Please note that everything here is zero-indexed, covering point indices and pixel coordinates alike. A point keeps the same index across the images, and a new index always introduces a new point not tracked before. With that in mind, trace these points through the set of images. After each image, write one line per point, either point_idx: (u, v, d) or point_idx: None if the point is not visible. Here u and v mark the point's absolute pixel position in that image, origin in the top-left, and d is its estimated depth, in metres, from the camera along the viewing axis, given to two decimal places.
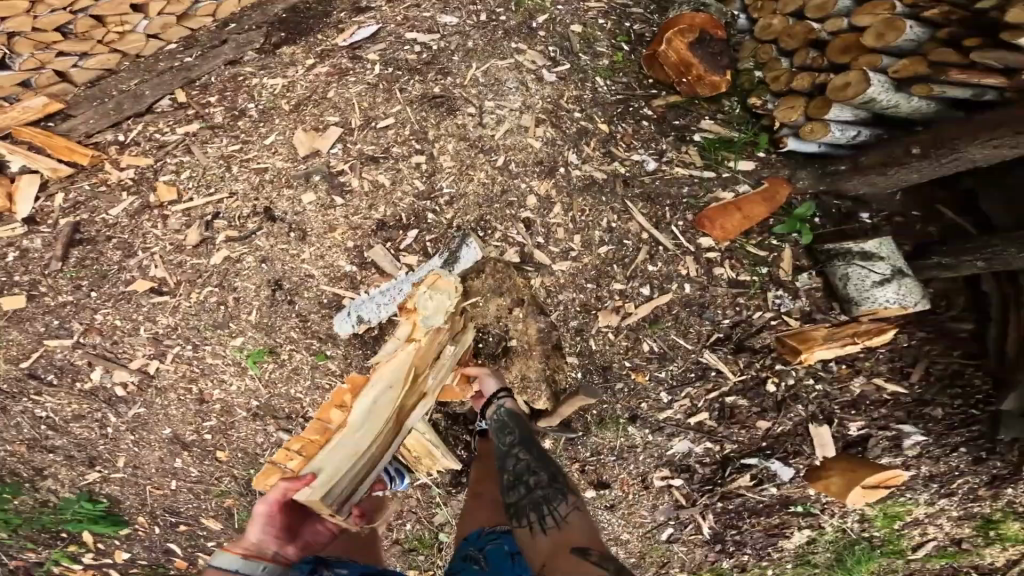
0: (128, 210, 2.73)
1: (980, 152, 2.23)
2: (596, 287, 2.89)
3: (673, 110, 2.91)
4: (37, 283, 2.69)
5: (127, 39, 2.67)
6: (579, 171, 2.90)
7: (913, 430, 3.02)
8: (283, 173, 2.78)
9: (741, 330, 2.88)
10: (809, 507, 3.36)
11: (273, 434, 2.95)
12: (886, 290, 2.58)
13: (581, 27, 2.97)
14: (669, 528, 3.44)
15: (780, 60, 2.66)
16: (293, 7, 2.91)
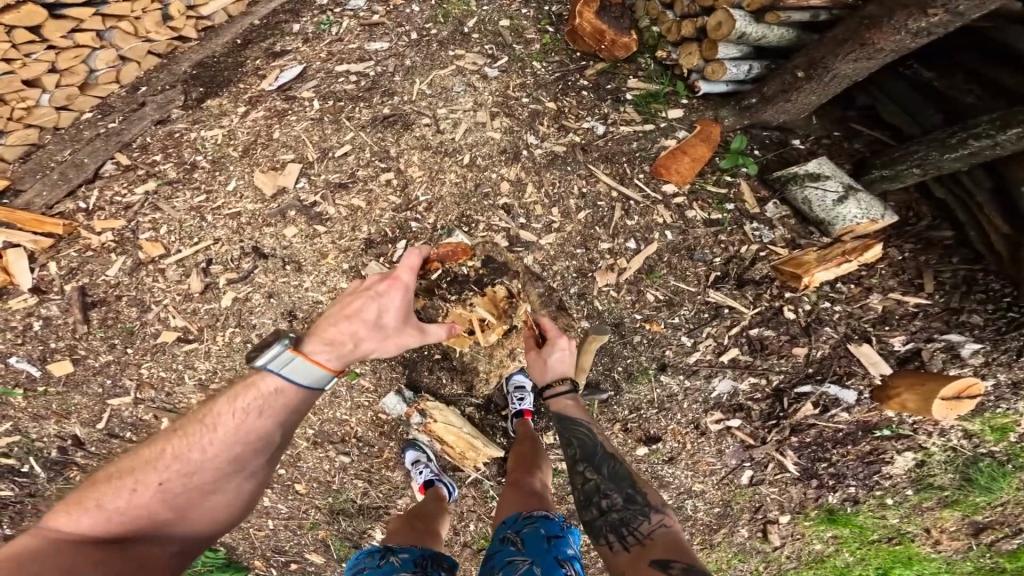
0: (125, 269, 3.08)
1: (846, 66, 2.36)
2: (586, 251, 2.90)
3: (603, 76, 3.04)
4: (76, 347, 3.08)
5: (36, 114, 3.10)
6: (540, 149, 2.99)
7: (959, 338, 2.65)
8: (257, 214, 3.07)
9: (735, 266, 2.77)
10: (898, 429, 2.93)
11: (334, 459, 3.14)
12: (847, 205, 2.54)
13: (508, 21, 3.17)
14: (748, 470, 3.04)
15: (667, 12, 2.81)
16: (201, 64, 3.34)
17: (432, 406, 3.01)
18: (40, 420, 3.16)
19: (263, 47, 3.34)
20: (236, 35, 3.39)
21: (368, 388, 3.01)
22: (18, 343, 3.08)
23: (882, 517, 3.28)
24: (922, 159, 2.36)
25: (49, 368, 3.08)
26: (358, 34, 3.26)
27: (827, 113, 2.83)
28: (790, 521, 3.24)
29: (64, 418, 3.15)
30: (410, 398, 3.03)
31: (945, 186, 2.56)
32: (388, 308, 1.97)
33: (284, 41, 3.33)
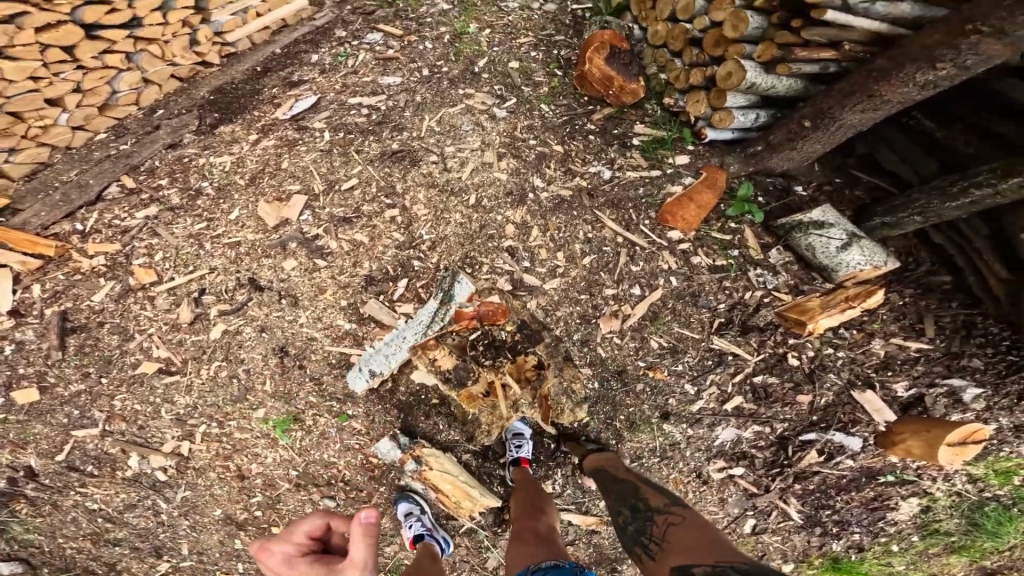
0: (111, 295, 2.97)
1: (853, 116, 2.40)
2: (590, 297, 2.84)
3: (610, 121, 3.11)
4: (46, 374, 2.91)
5: (53, 133, 3.04)
6: (546, 192, 2.99)
7: (961, 383, 2.58)
8: (257, 245, 3.00)
9: (739, 312, 2.72)
10: (901, 475, 2.87)
11: (320, 504, 3.01)
12: (852, 252, 2.54)
13: (518, 63, 3.28)
14: (751, 519, 2.99)
15: (674, 60, 2.91)
16: (218, 90, 3.37)
17: (429, 453, 2.85)
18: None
19: (280, 76, 3.38)
20: (256, 63, 3.45)
21: (359, 431, 2.88)
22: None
23: (887, 563, 3.26)
24: (921, 208, 2.39)
25: (14, 396, 2.88)
26: (372, 67, 3.32)
27: (828, 160, 2.87)
28: (795, 567, 3.22)
29: (20, 449, 2.93)
30: (407, 443, 2.88)
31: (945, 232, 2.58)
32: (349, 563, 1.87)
33: (300, 70, 3.39)
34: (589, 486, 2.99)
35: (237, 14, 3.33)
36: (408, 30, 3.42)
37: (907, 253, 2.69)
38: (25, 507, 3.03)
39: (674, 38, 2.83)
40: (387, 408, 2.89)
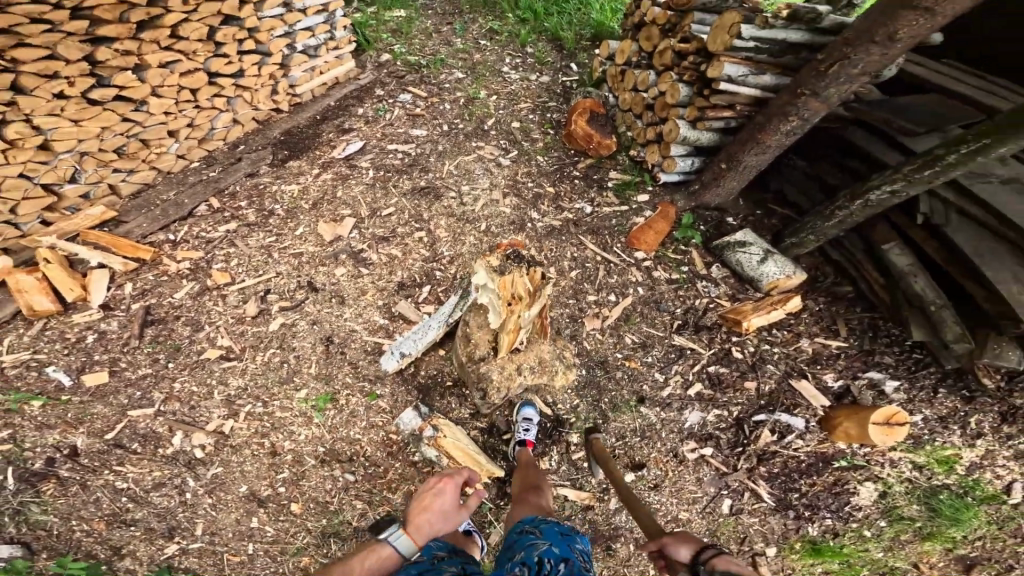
0: (191, 293, 3.70)
1: (752, 158, 3.15)
2: (576, 301, 3.50)
3: (591, 168, 3.96)
4: (118, 359, 3.38)
5: (164, 158, 4.09)
6: (541, 223, 3.78)
7: (880, 376, 3.10)
8: (316, 256, 3.83)
9: (693, 314, 3.39)
10: (852, 459, 3.00)
11: (340, 479, 3.08)
12: (768, 264, 3.29)
13: (518, 123, 4.27)
14: (727, 500, 3.00)
15: (637, 121, 3.78)
16: (289, 132, 4.48)
17: (443, 421, 3.10)
18: (42, 430, 3.01)
19: (335, 123, 4.51)
20: (316, 111, 4.60)
21: (385, 409, 3.25)
22: (61, 354, 3.35)
23: (865, 551, 2.87)
24: (811, 228, 3.10)
25: (83, 378, 3.27)
26: (405, 121, 4.41)
27: (753, 195, 3.68)
28: (777, 553, 2.91)
29: (71, 429, 3.05)
30: (425, 413, 3.21)
31: (839, 249, 3.40)
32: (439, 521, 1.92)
33: (351, 120, 4.52)
34: (581, 462, 3.22)
35: (307, 73, 4.59)
36: (431, 92, 4.55)
37: (815, 267, 3.48)
38: (53, 487, 2.82)
39: (633, 103, 3.71)
40: (407, 389, 3.32)
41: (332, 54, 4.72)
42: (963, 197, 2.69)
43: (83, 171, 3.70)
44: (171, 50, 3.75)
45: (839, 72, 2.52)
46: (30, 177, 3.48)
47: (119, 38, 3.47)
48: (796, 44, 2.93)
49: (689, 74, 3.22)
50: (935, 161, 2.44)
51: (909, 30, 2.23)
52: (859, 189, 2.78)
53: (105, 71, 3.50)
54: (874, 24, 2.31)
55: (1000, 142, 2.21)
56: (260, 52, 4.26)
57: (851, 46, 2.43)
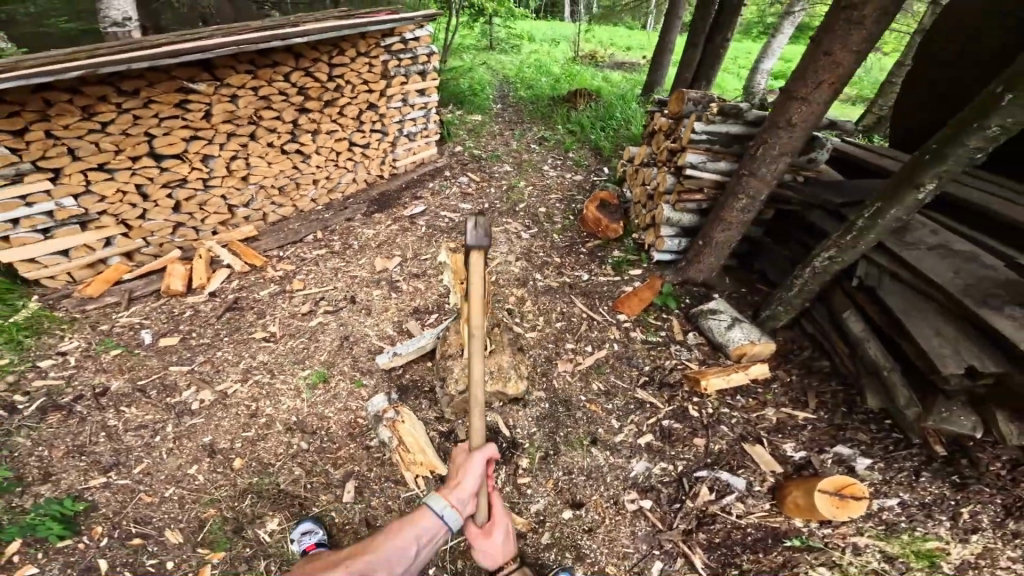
0: (271, 293, 4.54)
1: (721, 234, 3.58)
2: (555, 346, 3.79)
3: (598, 247, 4.51)
4: (190, 333, 4.16)
5: (303, 202, 5.50)
6: (543, 282, 4.25)
7: (848, 452, 2.87)
8: (366, 280, 4.60)
9: (660, 371, 3.54)
10: (807, 540, 2.59)
11: (294, 446, 3.41)
12: (734, 330, 3.46)
13: (545, 207, 5.07)
14: (658, 562, 2.75)
15: (643, 210, 4.49)
16: (383, 194, 5.79)
17: (406, 410, 3.35)
18: (99, 370, 3.75)
19: (410, 192, 5.72)
20: (404, 180, 5.99)
21: (363, 396, 3.65)
22: (160, 322, 4.21)
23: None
24: (778, 298, 3.35)
25: (157, 340, 4.06)
26: (458, 197, 5.46)
27: (740, 275, 4.02)
28: None
29: (117, 374, 3.75)
30: (393, 401, 3.51)
31: (812, 323, 3.48)
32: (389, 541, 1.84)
33: (422, 190, 5.71)
34: (525, 489, 3.17)
35: (406, 152, 6.13)
36: (485, 178, 5.63)
37: (789, 342, 3.53)
38: (55, 419, 3.39)
39: (640, 196, 4.54)
40: (388, 388, 3.69)
41: (422, 140, 6.26)
42: (897, 263, 2.90)
43: (256, 199, 5.16)
44: (336, 124, 5.44)
45: (765, 154, 3.12)
46: (226, 198, 4.96)
47: (313, 111, 5.20)
48: (739, 134, 3.64)
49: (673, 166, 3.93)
50: (850, 227, 2.77)
51: (800, 116, 2.93)
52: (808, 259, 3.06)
53: (299, 132, 5.19)
54: (776, 115, 3.02)
55: (887, 205, 2.57)
56: (382, 132, 5.87)
57: (766, 133, 3.09)
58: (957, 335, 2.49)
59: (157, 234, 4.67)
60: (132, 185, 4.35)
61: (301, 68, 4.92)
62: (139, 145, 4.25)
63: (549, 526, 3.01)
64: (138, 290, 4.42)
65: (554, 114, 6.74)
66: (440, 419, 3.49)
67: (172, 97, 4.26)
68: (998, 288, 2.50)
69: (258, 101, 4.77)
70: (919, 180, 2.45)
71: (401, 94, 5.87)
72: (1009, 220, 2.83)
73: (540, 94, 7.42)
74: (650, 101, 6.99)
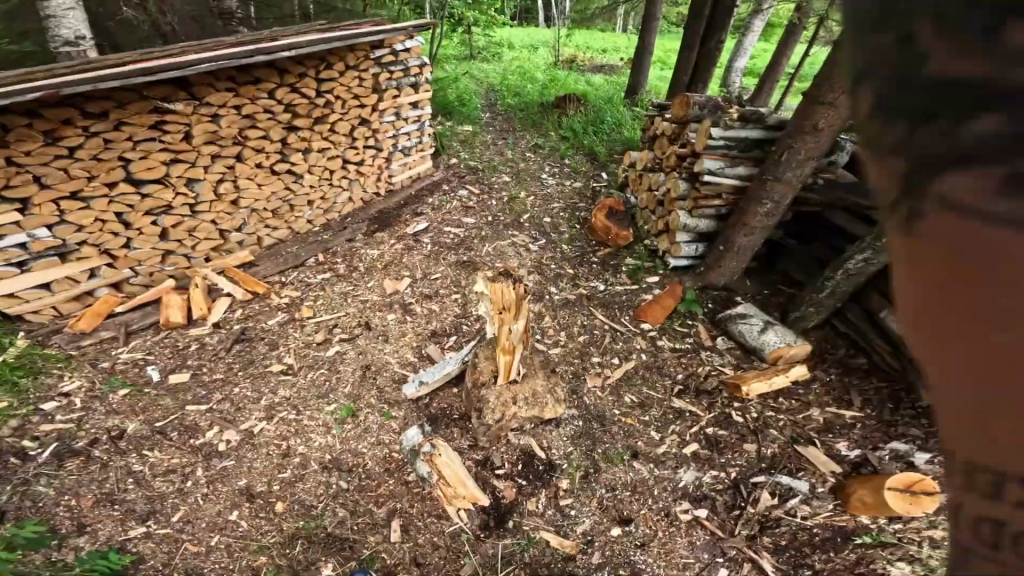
0: (281, 322, 4.39)
1: (743, 236, 3.73)
2: (582, 360, 3.79)
3: (610, 256, 4.54)
4: (201, 368, 3.99)
5: (299, 224, 5.33)
6: (559, 294, 4.24)
7: (906, 447, 2.97)
8: (378, 303, 4.49)
9: (694, 379, 3.58)
10: (880, 536, 2.67)
11: (333, 485, 3.34)
12: (768, 333, 3.57)
13: (550, 217, 5.07)
14: (723, 570, 2.79)
15: (651, 216, 4.59)
16: (382, 212, 5.66)
17: (440, 442, 3.32)
18: (109, 414, 3.57)
19: (412, 208, 5.62)
20: (402, 197, 5.89)
21: (394, 429, 3.58)
22: (166, 357, 4.04)
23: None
24: (807, 300, 3.57)
25: (167, 377, 3.89)
26: (459, 211, 5.37)
27: (761, 277, 4.12)
28: None
29: (132, 416, 3.59)
30: (426, 432, 3.46)
31: (846, 323, 3.66)
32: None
33: (423, 206, 5.58)
34: (569, 510, 3.16)
35: (401, 167, 6.01)
36: (484, 189, 5.60)
37: (824, 339, 3.70)
38: (78, 464, 3.25)
39: (648, 202, 4.61)
40: (419, 417, 3.64)
41: (419, 154, 6.18)
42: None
43: (248, 224, 4.98)
44: (327, 141, 5.28)
45: (790, 157, 3.31)
46: (217, 223, 4.77)
47: (303, 129, 5.05)
48: (758, 138, 3.84)
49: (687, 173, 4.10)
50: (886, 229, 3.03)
51: (827, 121, 3.13)
52: (839, 261, 3.35)
53: (290, 150, 5.02)
54: (801, 121, 3.21)
55: None
56: (376, 148, 5.76)
57: (793, 137, 3.27)
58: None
59: (145, 263, 4.46)
60: (111, 214, 4.13)
61: (286, 84, 4.77)
62: (114, 170, 4.03)
63: (600, 544, 3.01)
64: (133, 324, 4.21)
65: (545, 122, 6.72)
66: (474, 446, 3.42)
67: (146, 119, 4.02)
68: None
69: (242, 120, 4.59)
70: None
71: (394, 108, 5.77)
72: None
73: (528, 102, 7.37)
74: (638, 104, 7.03)
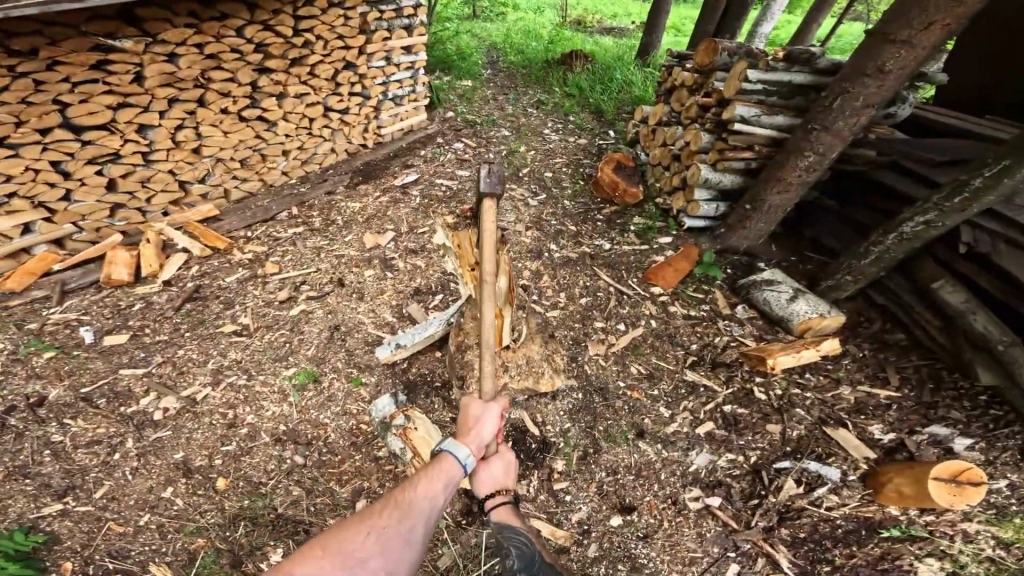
0: (241, 279, 3.86)
1: (773, 195, 3.29)
2: (582, 326, 3.32)
3: (616, 215, 4.07)
4: (144, 327, 3.47)
5: (272, 174, 4.75)
6: (559, 254, 3.78)
7: (945, 432, 2.51)
8: (354, 258, 3.97)
9: (710, 351, 3.11)
10: (909, 529, 2.22)
11: (287, 461, 2.86)
12: (799, 302, 3.07)
13: (551, 172, 4.59)
14: (734, 565, 2.33)
15: (665, 172, 4.14)
16: (368, 164, 5.05)
17: (417, 414, 2.87)
18: (30, 380, 3.05)
19: (402, 161, 5.07)
20: (393, 149, 5.26)
21: (363, 398, 3.09)
22: (105, 317, 3.51)
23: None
24: (846, 267, 3.03)
25: (103, 338, 3.37)
26: (454, 164, 4.88)
27: (789, 242, 3.65)
28: None
29: (57, 380, 3.07)
30: (402, 403, 3.02)
31: (886, 294, 3.12)
32: (369, 555, 1.49)
33: (414, 158, 5.05)
34: (564, 496, 2.70)
35: (391, 118, 5.39)
36: (480, 144, 5.08)
37: (857, 312, 3.16)
38: None
39: (661, 157, 4.15)
40: (394, 384, 3.16)
41: (412, 104, 5.54)
42: (1011, 228, 2.69)
43: (213, 174, 4.38)
44: (305, 86, 4.65)
45: (844, 105, 2.86)
46: (176, 173, 4.18)
47: (276, 71, 4.40)
48: (801, 85, 3.38)
49: (712, 122, 3.64)
50: (960, 189, 2.53)
51: (895, 62, 2.67)
52: (892, 223, 2.81)
53: (260, 95, 4.40)
54: (863, 61, 2.77)
55: (1022, 162, 2.30)
56: (363, 95, 5.13)
57: (849, 81, 2.83)
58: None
59: (90, 217, 3.87)
60: (46, 163, 3.53)
61: (256, 21, 4.11)
62: (49, 115, 3.43)
63: (598, 535, 2.56)
64: (71, 282, 3.67)
65: (550, 77, 6.17)
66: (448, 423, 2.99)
67: (86, 57, 3.40)
68: None
69: (205, 60, 3.95)
70: None
71: (384, 51, 5.09)
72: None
73: (532, 57, 6.79)
74: (651, 65, 6.50)
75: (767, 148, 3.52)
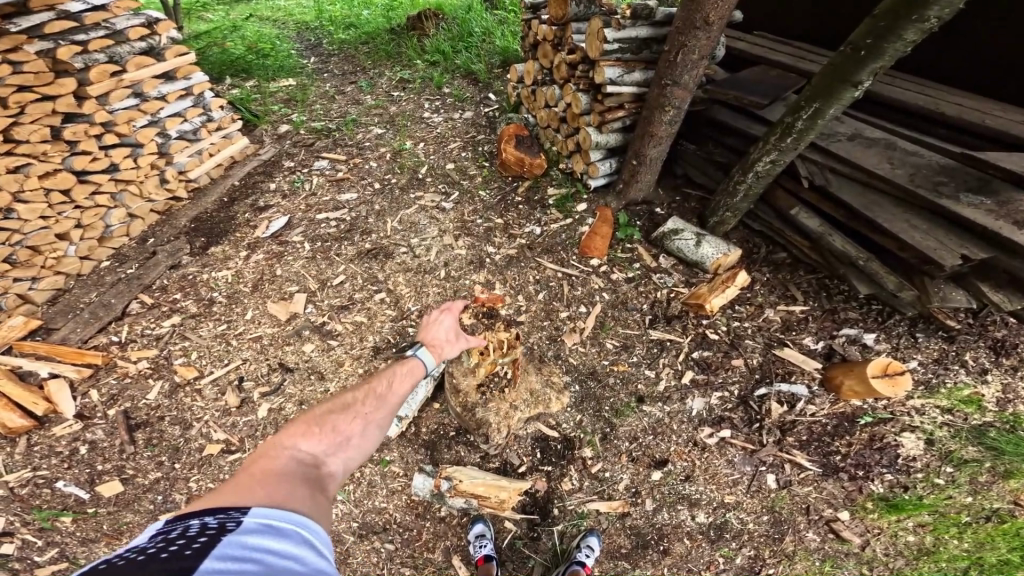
0: (162, 393, 3.42)
1: (653, 149, 3.70)
2: (551, 321, 3.59)
3: (532, 191, 4.29)
4: (123, 467, 3.12)
5: (65, 263, 3.96)
6: (499, 254, 3.92)
7: (855, 331, 3.38)
8: (276, 336, 3.68)
9: (660, 307, 3.59)
10: (876, 413, 3.11)
11: (382, 549, 3.02)
12: (705, 247, 3.63)
13: (453, 163, 4.62)
14: (769, 474, 3.01)
15: (557, 134, 4.34)
16: (199, 218, 4.50)
17: (454, 469, 3.06)
18: (88, 544, 2.85)
19: (248, 203, 4.59)
20: (221, 192, 4.69)
21: (400, 473, 3.19)
22: (62, 468, 3.08)
23: (951, 498, 2.80)
24: (724, 205, 3.64)
25: (97, 490, 3.01)
26: (330, 188, 4.59)
27: (668, 184, 4.22)
28: (853, 516, 2.84)
29: (115, 540, 2.87)
30: (433, 470, 3.17)
31: (760, 221, 3.82)
32: (354, 435, 1.76)
33: (264, 197, 4.62)
34: (604, 474, 3.11)
35: (195, 157, 4.65)
36: (352, 156, 4.84)
37: (746, 242, 3.86)
38: None
39: (549, 120, 4.31)
40: (417, 448, 3.26)
41: (218, 135, 4.82)
42: (829, 157, 3.35)
43: None
44: (14, 155, 3.58)
45: (685, 59, 3.18)
46: None
47: None
48: (647, 37, 3.57)
49: (582, 82, 3.80)
50: (790, 130, 3.03)
51: (716, 12, 2.97)
52: (747, 165, 3.37)
53: None
54: (691, 14, 3.02)
55: (826, 105, 2.80)
56: (128, 144, 4.16)
57: (684, 35, 3.11)
58: (923, 224, 2.98)
59: None
60: None
61: None
62: None
63: (648, 492, 3.03)
64: None
65: (402, 49, 6.25)
66: (487, 456, 3.21)
67: None
68: (937, 174, 3.00)
69: None
70: (854, 78, 2.65)
71: (127, 88, 4.03)
72: (926, 111, 3.28)
73: (374, 31, 6.74)
74: (496, 7, 6.74)
75: (633, 103, 3.80)
